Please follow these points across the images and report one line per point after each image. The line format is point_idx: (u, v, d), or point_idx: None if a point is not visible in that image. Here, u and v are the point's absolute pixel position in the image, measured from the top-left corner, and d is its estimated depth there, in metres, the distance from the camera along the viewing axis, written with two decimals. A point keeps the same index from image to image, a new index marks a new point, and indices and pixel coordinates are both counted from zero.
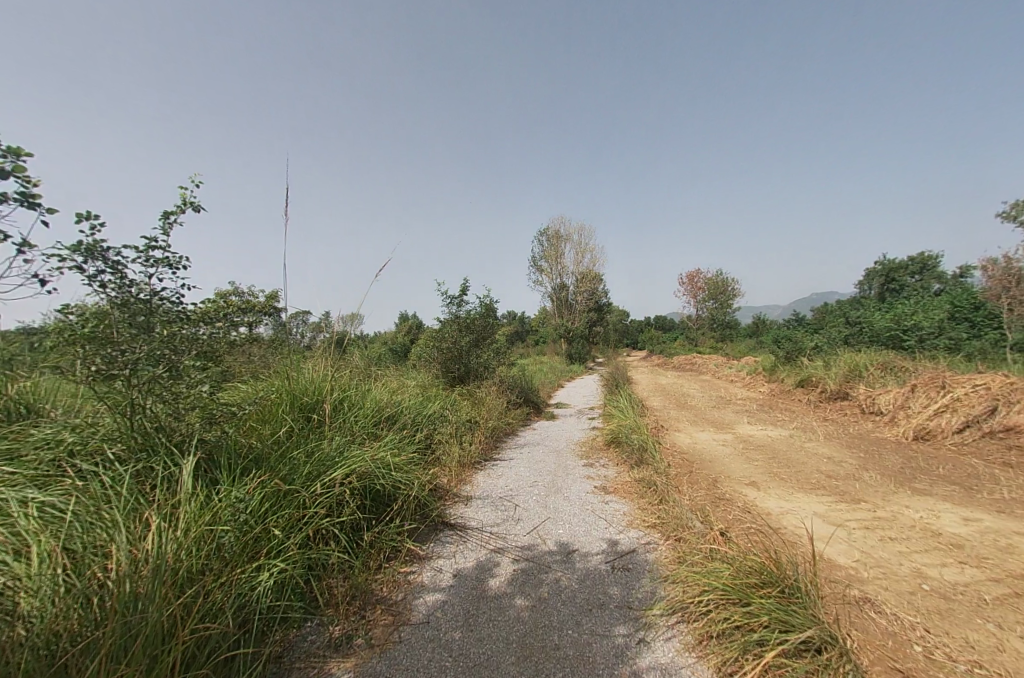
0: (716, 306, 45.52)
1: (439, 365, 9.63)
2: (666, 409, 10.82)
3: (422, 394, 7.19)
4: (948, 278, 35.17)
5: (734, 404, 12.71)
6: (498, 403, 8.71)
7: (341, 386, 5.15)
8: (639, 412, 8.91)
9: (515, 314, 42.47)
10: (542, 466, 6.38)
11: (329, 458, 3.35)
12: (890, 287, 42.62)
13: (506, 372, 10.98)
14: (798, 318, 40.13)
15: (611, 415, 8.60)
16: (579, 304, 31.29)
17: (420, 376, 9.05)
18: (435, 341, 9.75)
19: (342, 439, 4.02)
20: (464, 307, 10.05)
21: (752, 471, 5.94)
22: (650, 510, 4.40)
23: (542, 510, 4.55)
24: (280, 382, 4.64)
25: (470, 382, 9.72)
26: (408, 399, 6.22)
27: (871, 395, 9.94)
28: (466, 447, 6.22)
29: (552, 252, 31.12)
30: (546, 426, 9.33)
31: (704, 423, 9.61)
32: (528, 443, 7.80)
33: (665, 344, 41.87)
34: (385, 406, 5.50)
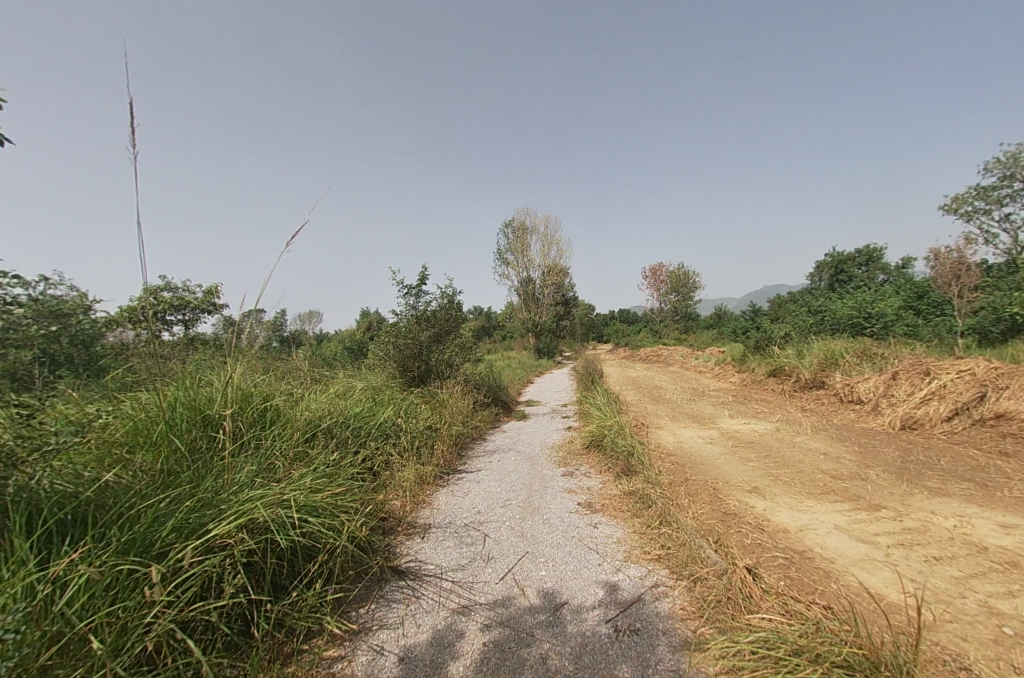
0: (678, 298, 45.98)
1: (395, 364, 8.56)
2: (643, 403, 10.14)
3: (371, 398, 6.17)
4: (893, 269, 36.70)
5: (708, 396, 12.24)
6: (464, 405, 7.73)
7: (257, 399, 4.08)
8: (617, 410, 8.16)
9: (481, 310, 41.41)
10: (513, 478, 5.48)
11: (209, 507, 2.36)
12: (838, 278, 44.36)
13: (471, 369, 9.99)
14: (756, 309, 41.08)
15: (587, 414, 7.80)
16: (545, 297, 30.56)
17: (373, 378, 7.94)
18: (392, 337, 8.66)
19: (246, 469, 2.99)
20: (423, 299, 9.00)
21: (751, 474, 5.27)
22: (647, 535, 3.60)
23: (516, 541, 3.66)
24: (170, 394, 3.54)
25: (430, 382, 8.69)
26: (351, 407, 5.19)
27: (850, 383, 9.60)
28: (423, 462, 5.25)
29: (517, 244, 30.21)
30: (517, 427, 8.43)
31: (685, 418, 8.98)
32: (498, 449, 6.89)
33: (631, 336, 41.92)
34: (319, 417, 4.46)
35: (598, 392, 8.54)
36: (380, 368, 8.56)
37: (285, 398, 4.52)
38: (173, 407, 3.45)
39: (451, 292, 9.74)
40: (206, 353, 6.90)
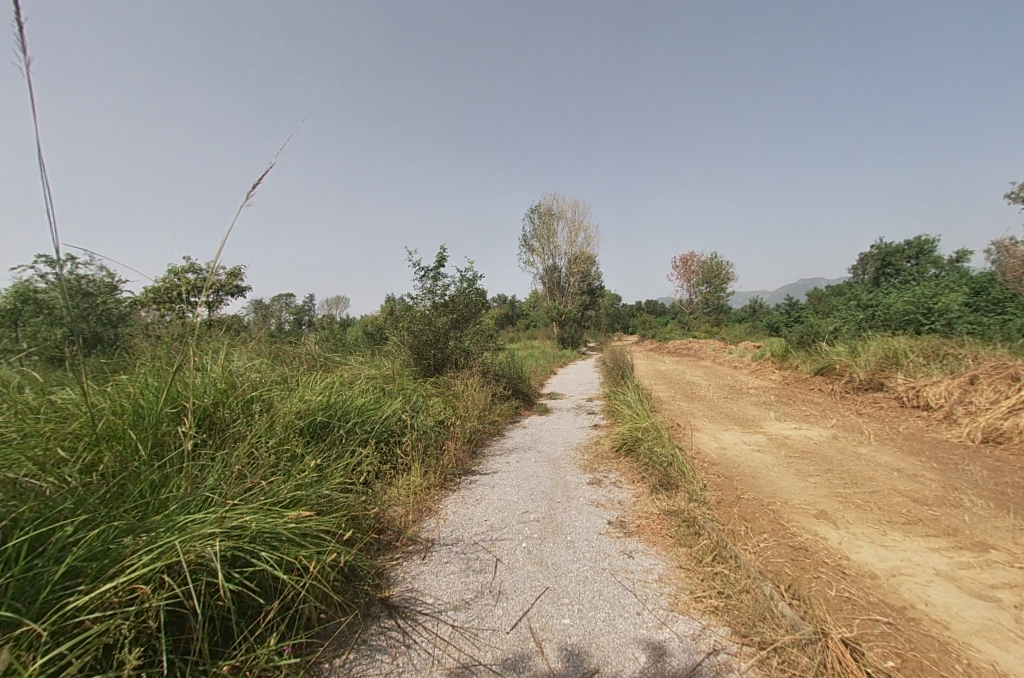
0: (710, 290, 44.14)
1: (410, 351, 8.00)
2: (676, 401, 9.32)
3: (377, 389, 5.63)
4: (947, 262, 34.11)
5: (748, 395, 11.27)
6: (481, 398, 7.12)
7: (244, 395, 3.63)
8: (649, 408, 7.40)
9: (505, 299, 40.74)
10: (531, 483, 4.84)
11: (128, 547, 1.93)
12: (885, 272, 41.68)
13: (490, 358, 9.36)
14: (793, 303, 39.08)
15: (616, 412, 7.08)
16: (572, 286, 29.61)
17: (385, 366, 7.39)
18: (405, 323, 8.10)
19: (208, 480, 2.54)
20: (441, 282, 8.40)
21: (814, 493, 4.47)
22: (693, 571, 2.92)
23: (533, 570, 3.03)
24: (140, 390, 3.14)
25: (446, 371, 8.11)
26: (349, 397, 4.63)
27: (915, 386, 8.52)
28: (431, 463, 4.68)
29: (543, 230, 29.30)
30: (539, 423, 7.77)
31: (724, 418, 8.14)
32: (516, 448, 6.24)
33: (659, 328, 40.55)
34: (309, 410, 3.92)
35: (628, 386, 7.77)
36: (394, 354, 8.02)
37: (276, 392, 4.01)
38: (142, 402, 3.04)
39: (471, 276, 9.10)
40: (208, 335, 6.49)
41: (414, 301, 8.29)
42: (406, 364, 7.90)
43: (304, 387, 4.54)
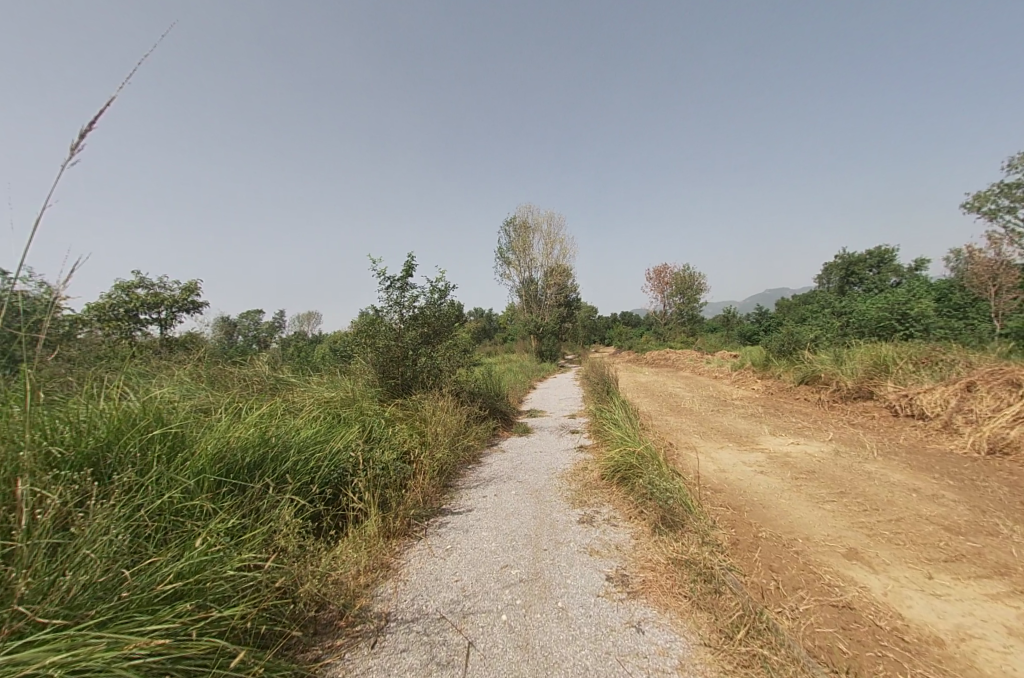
0: (683, 300, 44.52)
1: (374, 369, 7.19)
2: (664, 415, 8.77)
3: (332, 416, 4.89)
4: (907, 270, 35.27)
5: (734, 406, 10.85)
6: (454, 422, 6.37)
7: (143, 445, 2.98)
8: (638, 425, 6.81)
9: (481, 313, 40.08)
10: (511, 524, 4.12)
11: None
12: (849, 280, 42.97)
13: (465, 375, 8.64)
14: (764, 312, 39.75)
15: (604, 433, 6.45)
16: (548, 298, 29.16)
17: (346, 388, 6.56)
18: (369, 338, 7.30)
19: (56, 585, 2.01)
20: (409, 293, 7.66)
21: (837, 524, 3.92)
22: (724, 653, 2.29)
23: (514, 660, 2.33)
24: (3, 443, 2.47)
25: (415, 389, 7.35)
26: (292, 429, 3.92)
27: (907, 394, 8.21)
28: (391, 508, 3.92)
29: (518, 242, 28.86)
30: (519, 445, 7.07)
31: (716, 433, 7.62)
32: (495, 478, 5.51)
33: (635, 339, 40.52)
34: (234, 448, 3.21)
35: (615, 402, 7.16)
36: (357, 374, 7.20)
37: (190, 434, 3.26)
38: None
39: (443, 286, 8.41)
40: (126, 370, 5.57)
41: (379, 315, 7.50)
42: (371, 383, 7.10)
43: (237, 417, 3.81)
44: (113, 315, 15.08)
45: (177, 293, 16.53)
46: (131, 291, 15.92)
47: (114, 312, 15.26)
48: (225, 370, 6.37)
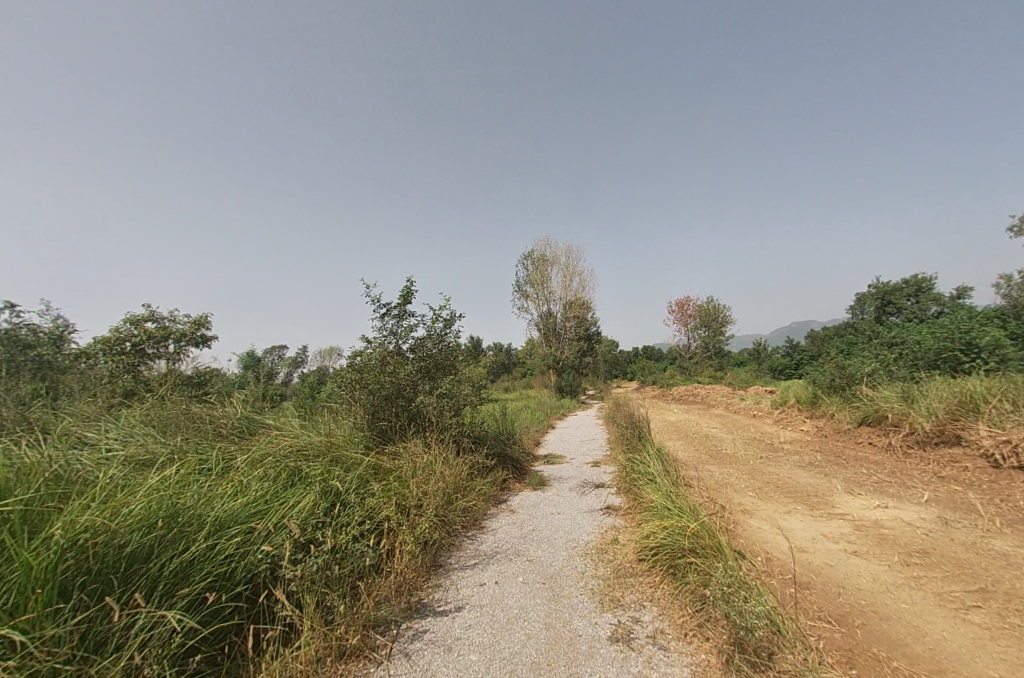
0: (709, 333, 42.72)
1: (363, 410, 6.10)
2: (707, 465, 7.41)
3: (291, 470, 3.95)
4: (950, 300, 32.98)
5: (786, 452, 9.36)
6: (451, 476, 5.23)
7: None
8: (681, 482, 5.52)
9: (499, 348, 39.09)
10: (512, 640, 2.94)
11: None
12: (886, 310, 40.74)
13: (473, 415, 7.51)
14: (796, 344, 37.75)
15: (639, 493, 5.19)
16: (568, 332, 27.99)
17: (326, 434, 5.50)
18: (359, 374, 6.27)
19: None
20: (407, 323, 6.66)
21: (1008, 658, 2.65)
22: None
23: None
24: None
25: (413, 434, 6.22)
26: (216, 500, 3.04)
27: (1009, 440, 6.72)
28: (338, 615, 2.81)
29: (537, 275, 28.13)
30: (531, 504, 5.81)
31: (776, 488, 6.24)
32: (498, 553, 4.31)
33: (659, 374, 38.74)
34: (105, 540, 2.39)
35: (648, 450, 5.89)
36: (344, 416, 6.14)
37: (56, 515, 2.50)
38: None
39: (447, 313, 7.40)
40: (56, 419, 4.62)
41: (372, 347, 6.46)
42: (358, 427, 5.99)
43: (148, 481, 2.99)
44: (119, 348, 14.49)
45: (186, 327, 16.00)
46: (140, 323, 15.41)
47: (121, 345, 14.63)
48: (184, 410, 5.36)
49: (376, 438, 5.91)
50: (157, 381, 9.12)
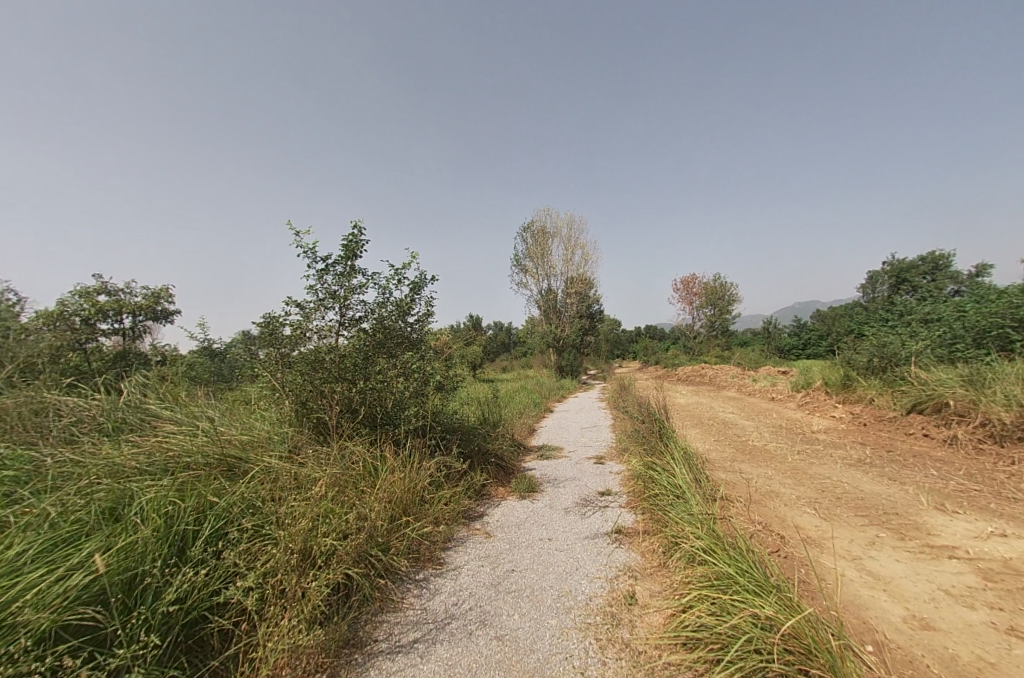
0: (715, 312, 41.05)
1: (293, 396, 4.50)
2: (740, 466, 5.90)
3: (124, 493, 2.58)
4: (968, 277, 31.19)
5: (826, 445, 7.88)
6: (396, 494, 3.72)
7: None
8: (720, 501, 3.99)
9: (496, 327, 37.50)
10: None
11: None
12: (899, 288, 39.06)
13: (446, 402, 5.94)
14: (805, 323, 36.21)
15: (665, 519, 3.67)
16: (569, 309, 26.33)
17: (227, 430, 3.95)
18: (280, 348, 4.57)
19: None
20: (356, 284, 5.04)
21: None
22: None
23: None
24: None
25: (357, 429, 4.66)
26: None
27: None
28: None
29: (536, 249, 26.33)
30: (515, 521, 4.31)
31: (840, 501, 4.75)
32: (453, 619, 2.81)
33: (662, 354, 37.28)
34: None
35: (674, 452, 4.34)
36: (264, 406, 4.57)
37: None
38: None
39: (414, 270, 5.77)
40: None
41: (307, 311, 4.74)
42: (282, 419, 4.42)
43: None
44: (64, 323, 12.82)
45: (144, 300, 14.30)
46: (91, 297, 13.77)
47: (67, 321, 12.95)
48: (26, 398, 3.88)
49: (308, 434, 4.36)
50: (70, 358, 7.57)
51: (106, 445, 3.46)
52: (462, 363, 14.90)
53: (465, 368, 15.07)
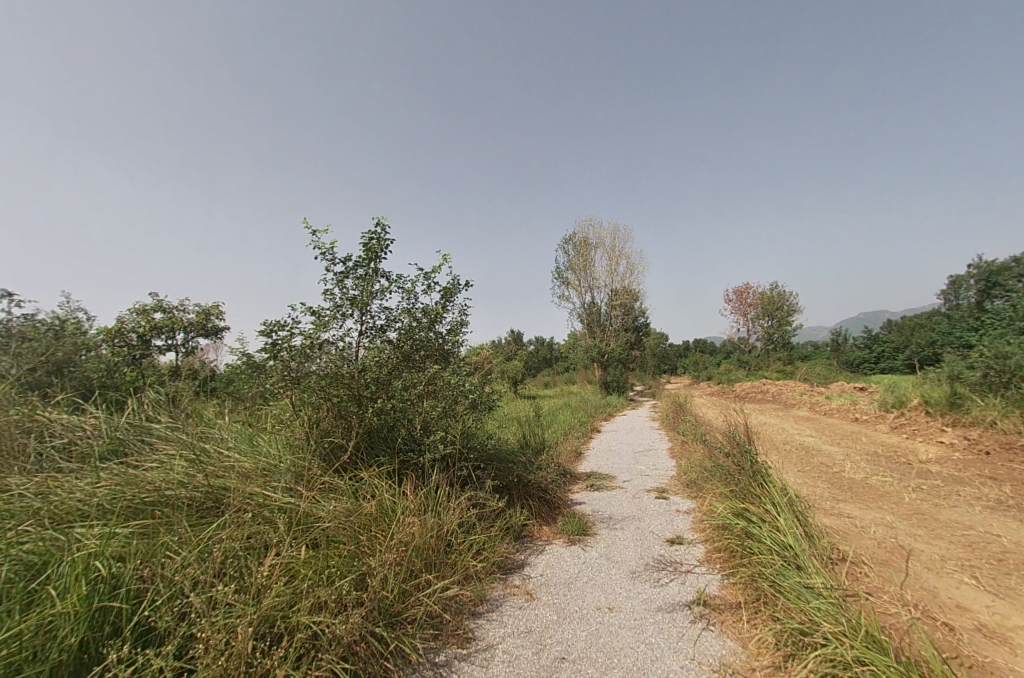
0: (773, 323, 38.33)
1: (304, 416, 3.82)
2: (847, 510, 4.73)
3: (50, 548, 2.11)
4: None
5: (945, 480, 6.45)
6: (412, 546, 2.93)
7: None
8: (848, 574, 2.96)
9: (540, 342, 36.64)
10: None
11: None
12: (989, 294, 34.93)
13: (483, 425, 5.17)
14: (879, 334, 32.99)
15: (782, 600, 2.63)
16: (615, 322, 25.12)
17: (222, 460, 3.37)
18: (286, 361, 3.85)
19: None
20: (378, 287, 4.35)
21: None
22: None
23: None
24: None
25: (376, 458, 3.93)
26: None
27: None
28: None
29: (579, 260, 25.44)
30: (565, 579, 3.41)
31: (1007, 567, 3.54)
32: None
33: (716, 369, 34.99)
34: None
35: (777, 498, 3.32)
36: (271, 428, 3.94)
37: None
38: None
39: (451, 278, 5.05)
40: None
41: (320, 319, 4.06)
42: (290, 444, 3.76)
43: None
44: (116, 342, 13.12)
45: (194, 317, 14.58)
46: (146, 315, 14.16)
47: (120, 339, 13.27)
48: (14, 417, 3.51)
49: (318, 462, 3.66)
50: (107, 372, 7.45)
51: (81, 475, 2.97)
52: (503, 379, 14.17)
53: (506, 385, 14.32)
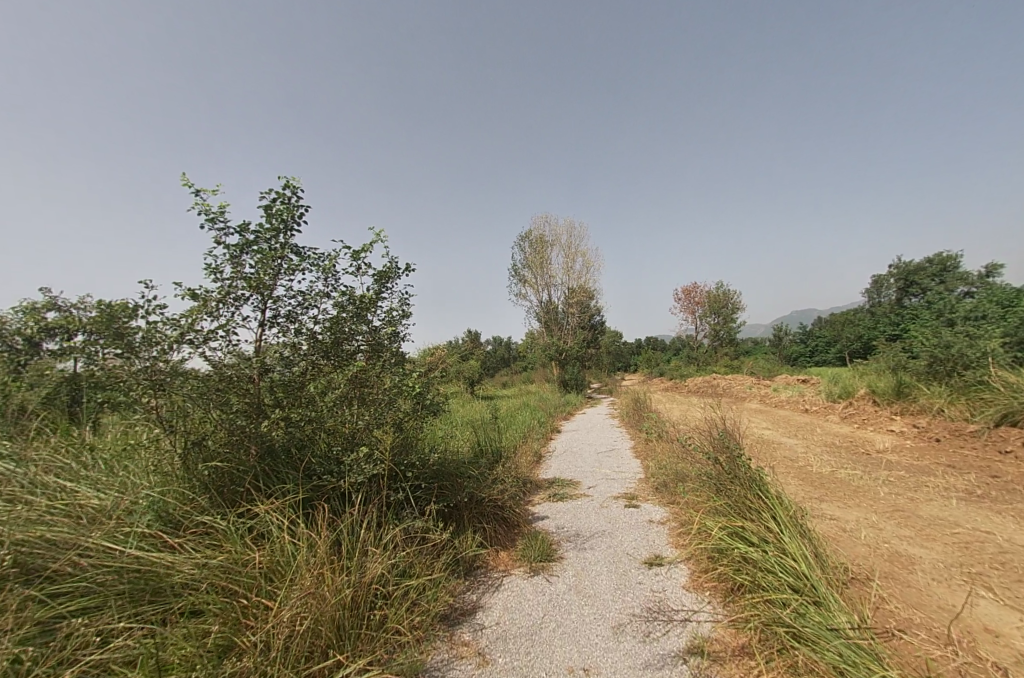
0: (719, 320, 39.77)
1: (179, 434, 2.93)
2: (831, 512, 4.33)
3: None
4: (983, 277, 29.95)
5: (909, 471, 6.31)
6: (305, 622, 2.18)
7: None
8: (870, 605, 2.46)
9: (496, 342, 36.04)
10: None
11: None
12: (909, 291, 37.81)
13: (427, 432, 4.37)
14: (815, 329, 34.90)
15: (808, 646, 2.11)
16: (570, 319, 24.80)
17: (51, 508, 2.48)
18: (145, 358, 2.79)
19: None
20: (287, 264, 3.43)
21: None
22: None
23: None
24: None
25: (281, 487, 3.02)
26: None
27: None
28: None
29: (533, 257, 24.93)
30: (526, 627, 2.71)
31: (1014, 573, 3.20)
32: None
33: (667, 365, 35.73)
34: None
35: (779, 512, 2.77)
36: (128, 445, 3.00)
37: None
38: None
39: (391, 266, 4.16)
40: None
41: (202, 303, 3.08)
42: (156, 470, 2.90)
43: None
44: None
45: None
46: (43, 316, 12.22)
47: None
48: None
49: (199, 507, 2.80)
50: None
51: None
52: (457, 380, 13.35)
53: (461, 386, 13.50)
